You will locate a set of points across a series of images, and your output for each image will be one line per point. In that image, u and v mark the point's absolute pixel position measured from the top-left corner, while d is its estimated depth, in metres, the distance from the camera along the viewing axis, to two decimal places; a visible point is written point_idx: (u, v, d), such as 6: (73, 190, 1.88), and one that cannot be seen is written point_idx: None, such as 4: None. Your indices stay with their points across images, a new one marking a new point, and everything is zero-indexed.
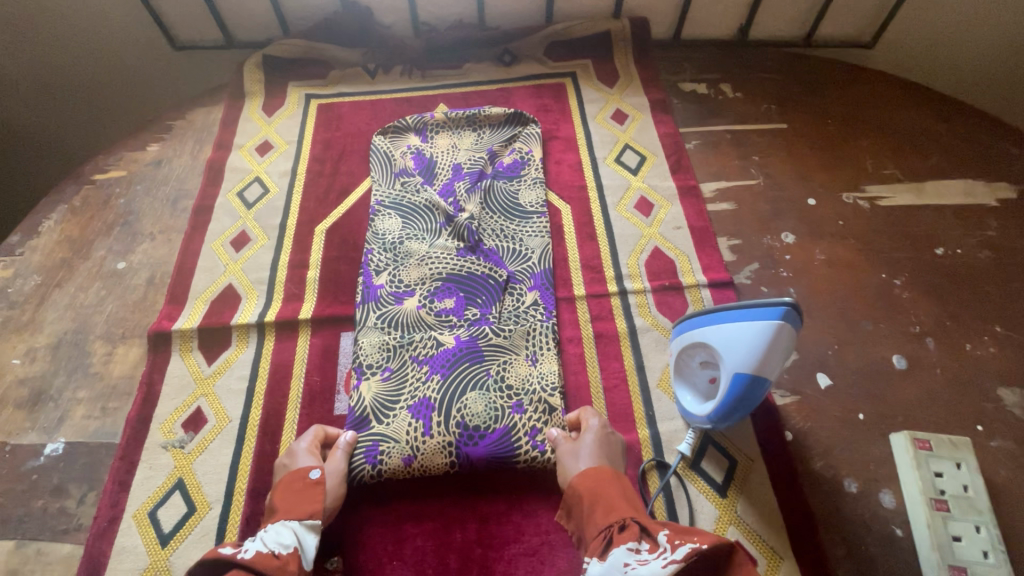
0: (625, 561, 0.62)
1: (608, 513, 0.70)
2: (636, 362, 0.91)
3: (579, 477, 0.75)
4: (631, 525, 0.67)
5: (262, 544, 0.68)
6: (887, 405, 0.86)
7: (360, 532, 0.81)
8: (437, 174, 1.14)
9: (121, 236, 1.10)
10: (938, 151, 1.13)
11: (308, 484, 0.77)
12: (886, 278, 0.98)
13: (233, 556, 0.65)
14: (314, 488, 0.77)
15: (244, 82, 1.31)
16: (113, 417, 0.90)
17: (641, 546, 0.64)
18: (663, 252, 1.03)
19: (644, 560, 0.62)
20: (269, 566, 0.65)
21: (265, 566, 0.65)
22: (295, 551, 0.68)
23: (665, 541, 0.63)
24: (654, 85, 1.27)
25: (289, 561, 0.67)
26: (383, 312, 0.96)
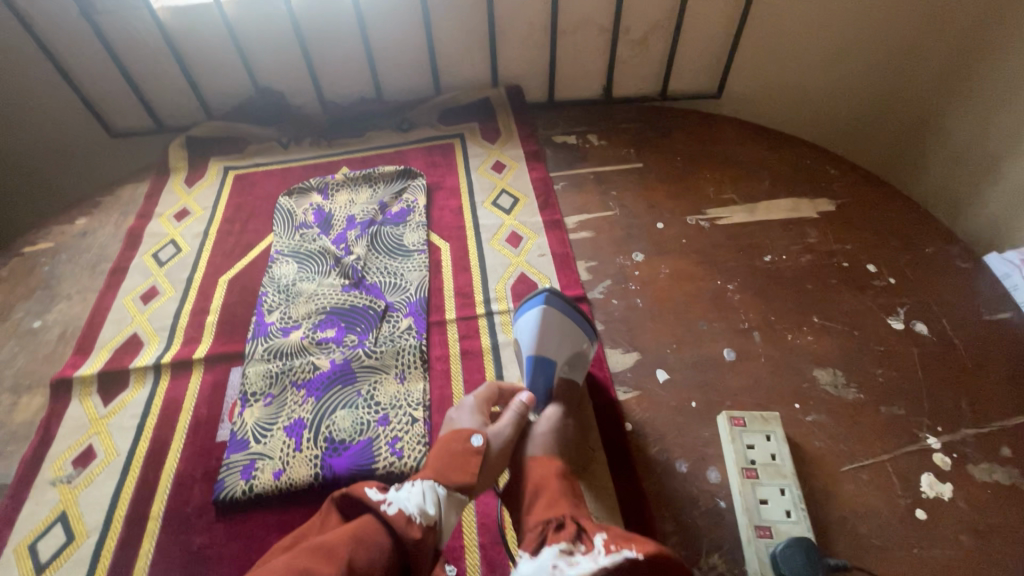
0: (554, 561, 0.61)
1: (551, 509, 0.68)
2: (497, 373, 1.01)
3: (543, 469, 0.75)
4: (569, 524, 0.66)
5: (404, 502, 0.65)
6: (716, 392, 0.95)
7: (224, 546, 0.84)
8: (333, 225, 1.28)
9: (41, 298, 1.21)
10: (769, 177, 1.31)
11: (468, 449, 0.74)
12: (721, 284, 1.11)
13: (378, 507, 0.64)
14: (478, 452, 0.74)
15: (169, 160, 1.47)
16: (9, 460, 0.96)
17: (575, 547, 0.62)
18: (527, 277, 1.15)
19: (574, 562, 0.60)
20: (408, 533, 0.63)
21: (405, 532, 0.63)
22: (433, 524, 0.65)
23: (599, 544, 0.61)
24: (531, 139, 1.46)
25: (425, 534, 0.64)
26: (269, 345, 1.06)
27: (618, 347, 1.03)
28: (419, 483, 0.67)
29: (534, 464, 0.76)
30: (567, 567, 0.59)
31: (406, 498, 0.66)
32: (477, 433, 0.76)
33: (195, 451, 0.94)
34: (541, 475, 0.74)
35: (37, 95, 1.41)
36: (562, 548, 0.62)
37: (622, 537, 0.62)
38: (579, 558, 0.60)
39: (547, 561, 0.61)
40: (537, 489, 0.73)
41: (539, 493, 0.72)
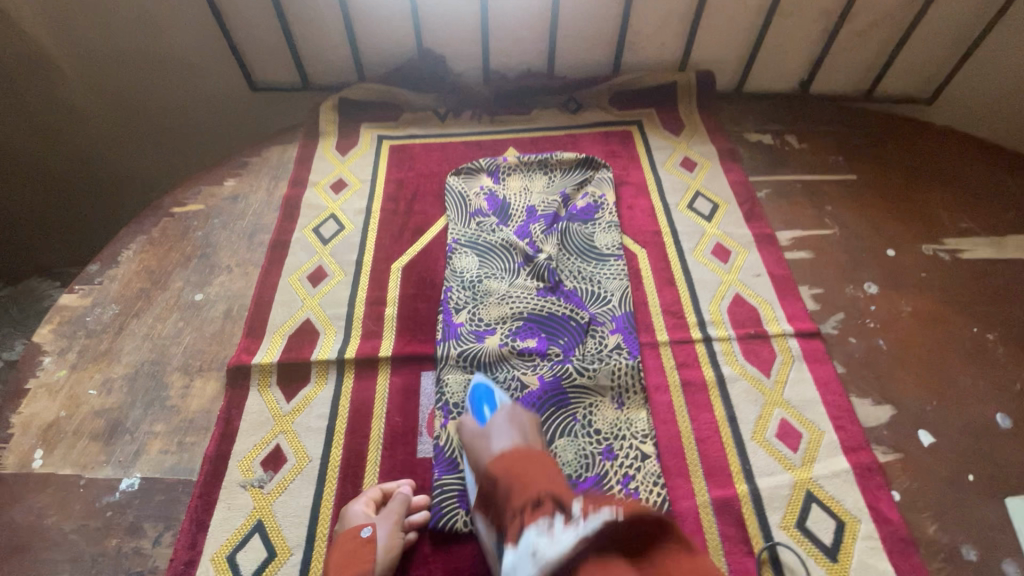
0: (534, 542, 0.59)
1: (524, 491, 0.67)
2: (728, 413, 0.88)
3: (495, 458, 0.74)
4: (546, 501, 0.64)
5: None
6: (997, 466, 0.82)
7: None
8: (512, 216, 1.16)
9: (199, 268, 1.11)
10: (1014, 207, 1.13)
11: (359, 544, 0.74)
12: (978, 332, 0.96)
13: None
14: (366, 549, 0.73)
15: (319, 123, 1.36)
16: (190, 453, 0.87)
17: (554, 521, 0.60)
18: (744, 300, 1.02)
19: (553, 535, 0.58)
20: None
21: None
22: None
23: (577, 512, 0.59)
24: (720, 135, 1.30)
25: None
26: (464, 350, 0.95)
27: (867, 397, 0.89)
28: None
29: (501, 456, 0.74)
30: (544, 546, 0.57)
31: None
32: (365, 527, 0.75)
33: (395, 466, 0.85)
34: (508, 465, 0.72)
35: (189, 39, 1.29)
36: (542, 527, 0.60)
37: (601, 499, 0.59)
38: (559, 532, 0.58)
39: (527, 545, 0.59)
40: (508, 480, 0.70)
41: (511, 479, 0.70)
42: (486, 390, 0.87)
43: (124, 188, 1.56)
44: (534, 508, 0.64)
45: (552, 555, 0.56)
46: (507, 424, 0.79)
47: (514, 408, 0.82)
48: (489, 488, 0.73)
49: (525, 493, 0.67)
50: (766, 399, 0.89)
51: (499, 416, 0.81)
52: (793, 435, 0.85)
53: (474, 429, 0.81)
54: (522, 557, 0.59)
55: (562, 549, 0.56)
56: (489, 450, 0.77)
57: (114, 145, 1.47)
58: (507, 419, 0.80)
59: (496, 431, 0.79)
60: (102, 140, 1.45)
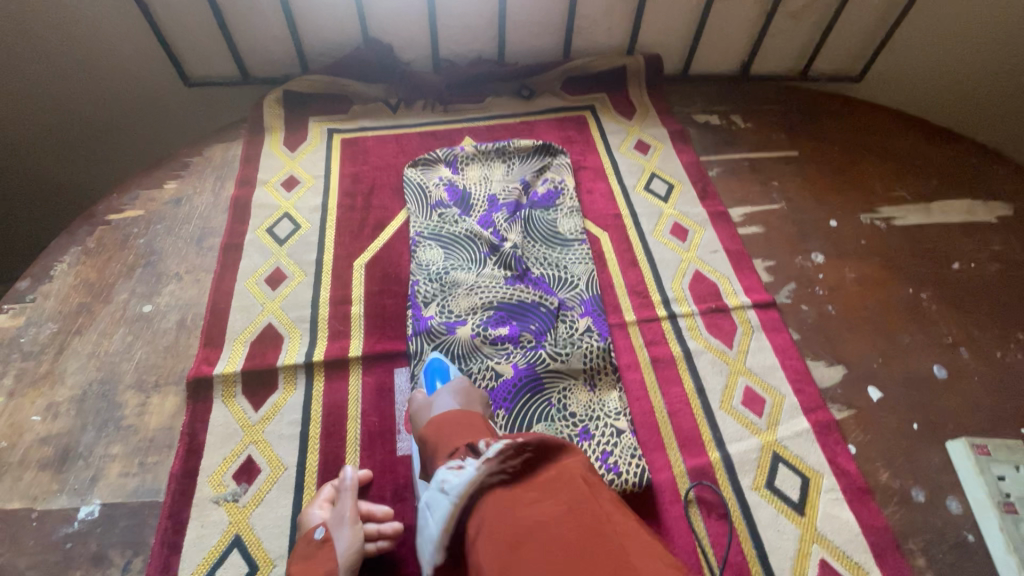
0: (444, 477, 0.59)
1: (452, 441, 0.66)
2: (696, 385, 0.92)
3: (432, 420, 0.72)
4: (461, 450, 0.64)
5: None
6: (937, 414, 0.89)
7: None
8: (473, 205, 1.15)
9: (144, 278, 1.05)
10: (937, 175, 1.22)
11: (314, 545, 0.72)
12: (913, 293, 1.04)
13: None
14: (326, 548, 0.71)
15: (264, 118, 1.29)
16: (153, 473, 0.83)
17: (463, 461, 0.60)
18: (704, 276, 1.06)
19: (461, 470, 0.58)
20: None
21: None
22: None
23: (485, 448, 0.60)
24: (670, 117, 1.34)
25: None
26: (436, 343, 0.95)
27: (821, 360, 0.95)
28: None
29: (441, 417, 0.72)
30: (452, 477, 0.58)
31: None
32: (320, 526, 0.74)
33: (375, 467, 0.84)
34: (440, 424, 0.70)
35: (111, 31, 1.20)
36: (452, 465, 0.60)
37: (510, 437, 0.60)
38: (465, 465, 0.58)
39: (438, 480, 0.60)
40: (438, 434, 0.68)
41: (440, 433, 0.68)
42: (440, 367, 0.87)
43: (48, 196, 1.44)
44: (450, 456, 0.63)
45: (458, 485, 0.56)
46: (457, 391, 0.75)
47: (463, 381, 0.77)
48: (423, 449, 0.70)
49: (449, 445, 0.66)
50: (731, 368, 0.94)
51: (447, 387, 0.77)
52: (758, 401, 0.90)
53: (421, 399, 0.78)
54: (434, 493, 0.59)
55: (467, 478, 0.56)
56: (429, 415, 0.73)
57: (33, 149, 1.35)
58: (456, 389, 0.76)
59: (443, 395, 0.75)
60: (17, 145, 1.33)
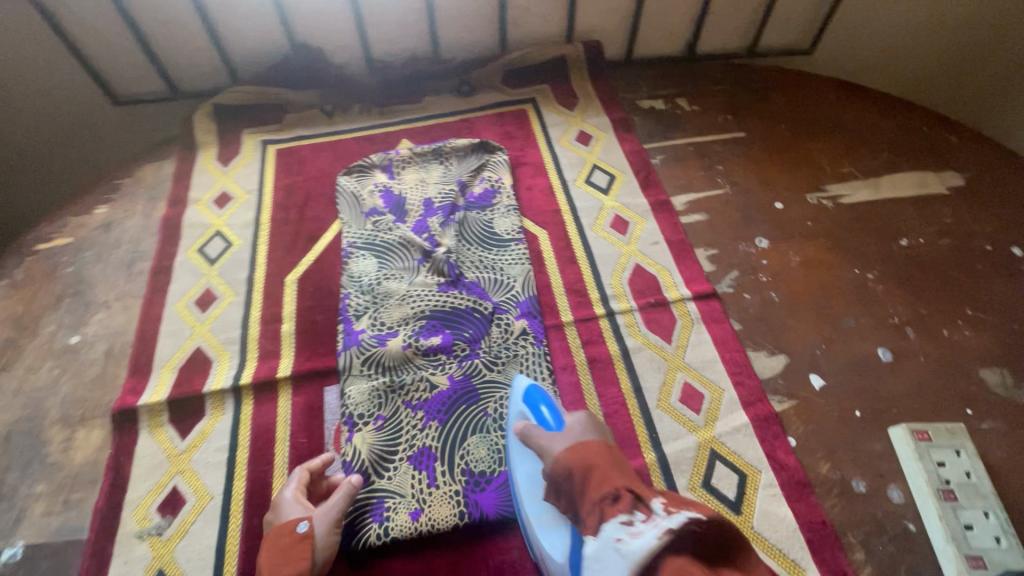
0: (616, 535, 0.52)
1: (604, 485, 0.60)
2: (633, 385, 0.90)
3: (569, 450, 0.66)
4: (625, 495, 0.57)
5: None
6: (880, 399, 0.87)
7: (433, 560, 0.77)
8: (408, 211, 1.12)
9: (72, 308, 1.03)
10: (887, 147, 1.19)
11: (294, 540, 0.71)
12: (860, 273, 1.01)
13: None
14: (302, 544, 0.71)
15: (196, 133, 1.27)
16: (77, 510, 0.81)
17: (634, 517, 0.53)
18: (644, 269, 1.03)
19: (636, 532, 0.51)
20: None
21: None
22: None
23: (660, 509, 0.53)
24: (613, 105, 1.30)
25: None
26: (366, 357, 0.92)
27: (762, 350, 0.92)
28: None
29: (581, 447, 0.66)
30: (630, 539, 0.50)
31: None
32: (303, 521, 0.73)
33: None
34: (582, 457, 0.65)
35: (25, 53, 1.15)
36: (622, 521, 0.53)
37: (687, 503, 0.54)
38: (643, 529, 0.51)
39: (608, 537, 0.53)
40: (585, 470, 0.64)
41: (588, 472, 0.63)
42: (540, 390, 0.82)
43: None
44: (613, 503, 0.57)
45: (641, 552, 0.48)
46: (582, 430, 0.71)
47: (586, 419, 0.73)
48: (559, 484, 0.66)
49: (603, 489, 0.60)
50: (669, 364, 0.92)
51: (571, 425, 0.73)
52: (695, 397, 0.88)
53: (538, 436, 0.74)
54: (605, 549, 0.52)
55: (649, 542, 0.49)
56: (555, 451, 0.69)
57: None
58: (576, 427, 0.72)
59: (563, 434, 0.71)
60: None
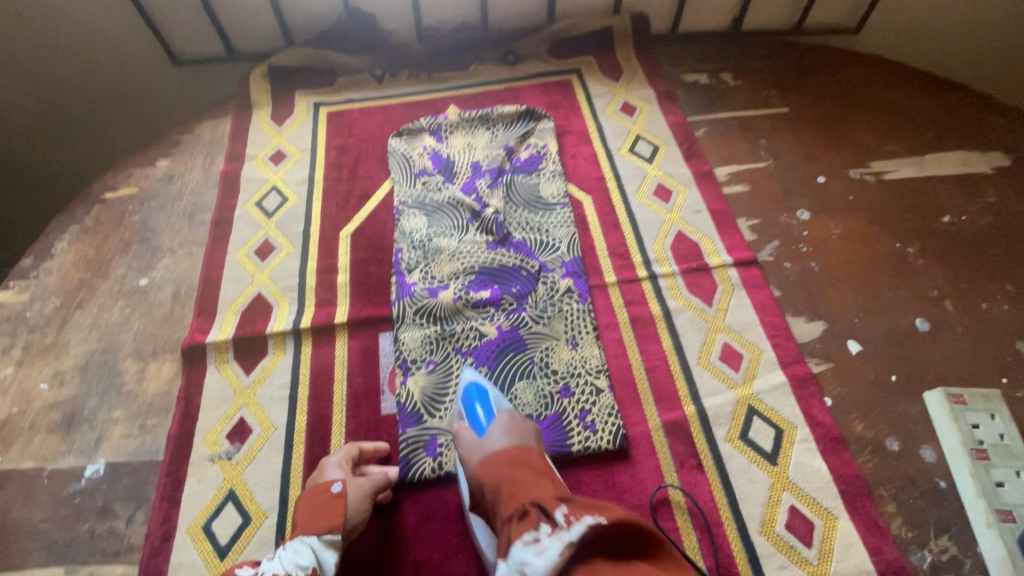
0: (523, 559, 0.56)
1: (511, 498, 0.63)
2: (674, 343, 0.94)
3: (479, 464, 0.69)
4: (530, 510, 0.61)
5: (279, 565, 0.66)
6: (916, 366, 0.89)
7: None
8: (457, 173, 1.16)
9: (139, 253, 1.09)
10: (932, 127, 1.19)
11: (329, 498, 0.74)
12: (900, 247, 1.03)
13: None
14: (336, 504, 0.74)
15: (251, 93, 1.31)
16: (153, 434, 0.88)
17: (539, 532, 0.58)
18: (686, 236, 1.06)
19: (541, 550, 0.56)
20: None
21: None
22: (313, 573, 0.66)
23: (560, 519, 0.58)
24: (658, 77, 1.32)
25: None
26: (419, 307, 0.97)
27: (800, 315, 0.95)
28: (289, 545, 0.68)
29: (493, 457, 0.69)
30: (533, 559, 0.55)
31: (279, 563, 0.67)
32: (340, 483, 0.76)
33: (360, 425, 0.88)
34: (494, 472, 0.67)
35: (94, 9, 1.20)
36: (527, 540, 0.58)
37: (585, 507, 0.60)
38: (546, 543, 0.57)
39: (514, 561, 0.57)
40: (495, 483, 0.66)
41: (497, 484, 0.66)
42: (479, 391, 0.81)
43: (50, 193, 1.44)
44: (518, 520, 0.60)
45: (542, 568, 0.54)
46: (503, 433, 0.72)
47: (515, 419, 0.74)
48: (478, 492, 0.68)
49: (513, 500, 0.63)
50: (710, 326, 0.95)
51: (497, 425, 0.74)
52: (734, 356, 0.91)
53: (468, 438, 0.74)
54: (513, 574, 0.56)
55: (552, 559, 0.54)
56: (482, 453, 0.71)
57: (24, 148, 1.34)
58: (506, 426, 0.73)
59: (495, 434, 0.73)
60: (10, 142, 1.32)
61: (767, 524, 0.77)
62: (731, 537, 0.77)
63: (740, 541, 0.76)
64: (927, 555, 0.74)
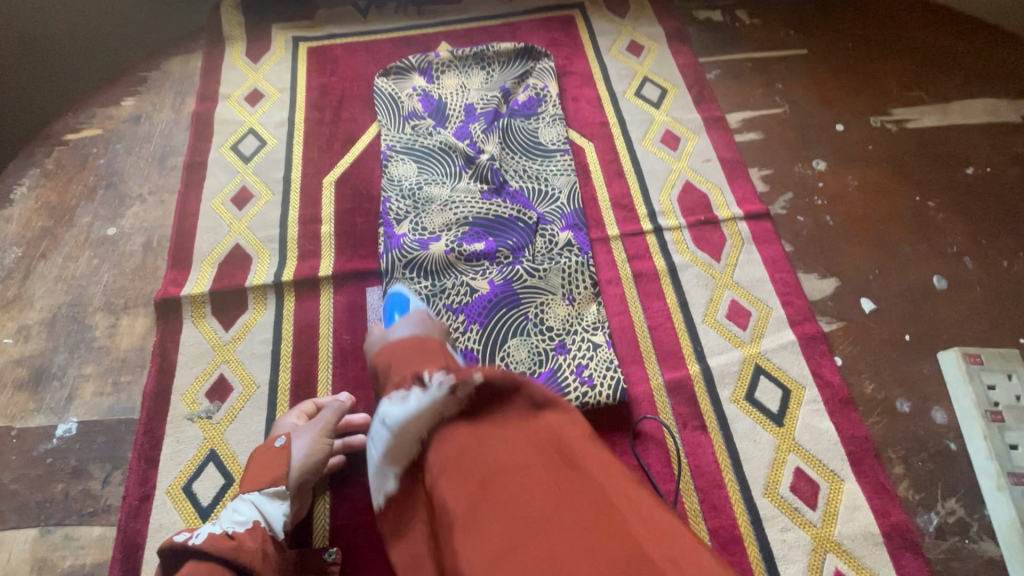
0: (388, 413, 0.55)
1: (404, 365, 0.60)
2: (679, 299, 0.89)
3: (384, 347, 0.65)
4: (409, 375, 0.58)
5: (216, 525, 0.62)
6: (931, 325, 0.85)
7: None
8: (449, 116, 1.07)
9: (106, 200, 1.01)
10: (961, 72, 1.11)
11: (271, 451, 0.71)
12: (920, 201, 0.97)
13: (186, 541, 0.59)
14: (279, 455, 0.70)
15: (223, 27, 1.20)
16: (128, 392, 0.83)
17: (408, 391, 0.55)
18: (694, 187, 0.99)
19: (404, 400, 0.55)
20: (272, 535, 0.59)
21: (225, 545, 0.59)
22: (255, 524, 0.62)
23: (430, 377, 0.55)
24: (668, 14, 1.21)
25: (246, 537, 0.60)
26: (408, 261, 0.91)
27: (813, 272, 0.90)
28: (230, 502, 0.65)
29: (394, 344, 0.64)
30: (396, 409, 0.55)
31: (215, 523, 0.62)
32: (281, 435, 0.72)
33: (347, 384, 0.83)
34: (392, 352, 0.63)
35: None
36: (397, 397, 0.55)
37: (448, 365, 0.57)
38: (410, 394, 0.55)
39: (381, 412, 0.56)
40: (388, 360, 0.62)
41: (391, 362, 0.62)
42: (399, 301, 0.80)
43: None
44: (396, 384, 0.58)
45: (402, 419, 0.54)
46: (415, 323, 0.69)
47: (423, 313, 0.71)
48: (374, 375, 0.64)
49: (399, 371, 0.60)
50: (717, 282, 0.90)
51: (405, 319, 0.70)
52: (742, 314, 0.87)
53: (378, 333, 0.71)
54: (378, 425, 0.57)
55: (414, 412, 0.54)
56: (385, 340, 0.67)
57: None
58: (414, 320, 0.69)
59: (400, 325, 0.69)
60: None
61: (770, 485, 0.75)
62: (734, 498, 0.74)
63: (743, 502, 0.73)
64: (933, 518, 0.72)
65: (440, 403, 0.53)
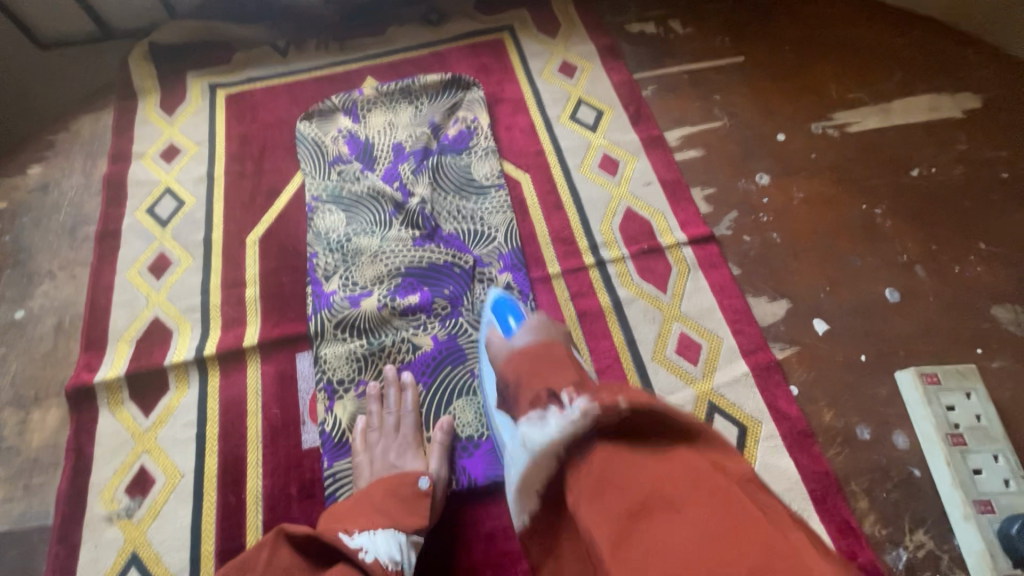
0: (525, 433, 0.52)
1: (535, 381, 0.58)
2: (627, 337, 0.84)
3: (511, 356, 0.65)
4: (543, 394, 0.55)
5: (376, 549, 0.57)
6: (886, 342, 0.82)
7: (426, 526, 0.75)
8: (377, 158, 1.02)
9: (14, 280, 0.94)
10: (899, 68, 1.08)
11: (416, 494, 0.67)
12: (867, 209, 0.94)
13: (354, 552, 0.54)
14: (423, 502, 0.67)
15: (133, 79, 1.14)
16: (40, 496, 0.77)
17: (544, 411, 0.52)
18: (637, 213, 0.95)
19: (544, 421, 0.50)
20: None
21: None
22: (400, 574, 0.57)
23: (568, 398, 0.51)
24: (599, 30, 1.17)
25: None
26: (339, 321, 0.85)
27: (762, 295, 0.87)
28: (386, 530, 0.60)
29: (519, 355, 0.64)
30: (535, 433, 0.50)
31: (375, 544, 0.57)
32: (422, 474, 0.69)
33: (279, 464, 0.78)
34: (525, 363, 0.62)
35: None
36: (533, 417, 0.52)
37: (592, 389, 0.51)
38: (548, 417, 0.50)
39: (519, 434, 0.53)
40: (518, 376, 0.61)
41: (520, 377, 0.61)
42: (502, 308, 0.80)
43: None
44: (530, 405, 0.55)
45: (542, 446, 0.49)
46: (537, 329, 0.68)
47: (542, 318, 0.70)
48: (502, 386, 0.64)
49: (530, 389, 0.58)
50: (665, 315, 0.86)
51: (522, 325, 0.70)
52: (692, 347, 0.83)
53: (498, 341, 0.71)
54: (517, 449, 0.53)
55: (551, 436, 0.48)
56: (509, 349, 0.67)
57: None
58: (530, 327, 0.69)
59: (519, 333, 0.68)
60: None
61: None
62: None
63: None
64: (901, 554, 0.69)
65: (576, 427, 0.47)
